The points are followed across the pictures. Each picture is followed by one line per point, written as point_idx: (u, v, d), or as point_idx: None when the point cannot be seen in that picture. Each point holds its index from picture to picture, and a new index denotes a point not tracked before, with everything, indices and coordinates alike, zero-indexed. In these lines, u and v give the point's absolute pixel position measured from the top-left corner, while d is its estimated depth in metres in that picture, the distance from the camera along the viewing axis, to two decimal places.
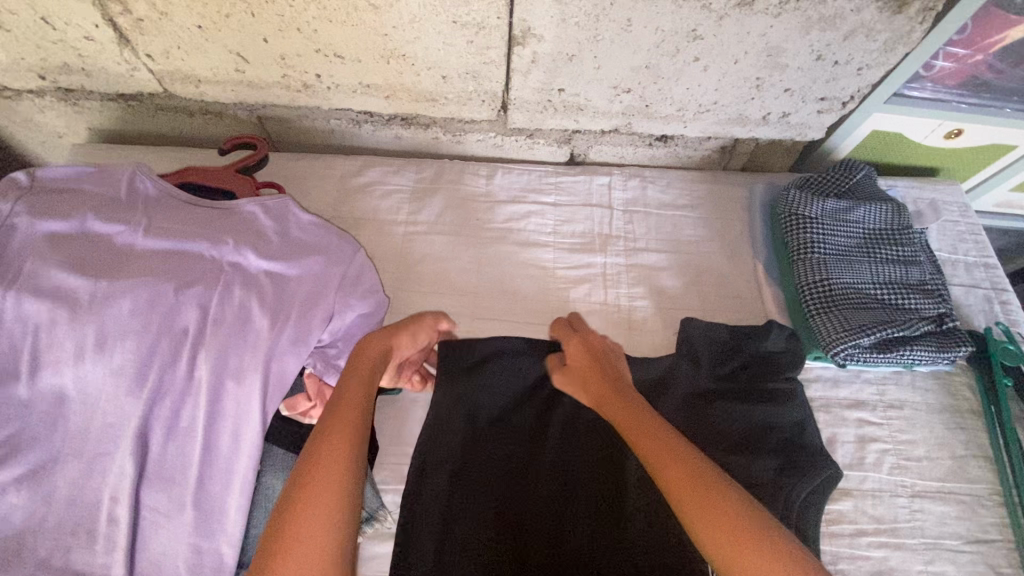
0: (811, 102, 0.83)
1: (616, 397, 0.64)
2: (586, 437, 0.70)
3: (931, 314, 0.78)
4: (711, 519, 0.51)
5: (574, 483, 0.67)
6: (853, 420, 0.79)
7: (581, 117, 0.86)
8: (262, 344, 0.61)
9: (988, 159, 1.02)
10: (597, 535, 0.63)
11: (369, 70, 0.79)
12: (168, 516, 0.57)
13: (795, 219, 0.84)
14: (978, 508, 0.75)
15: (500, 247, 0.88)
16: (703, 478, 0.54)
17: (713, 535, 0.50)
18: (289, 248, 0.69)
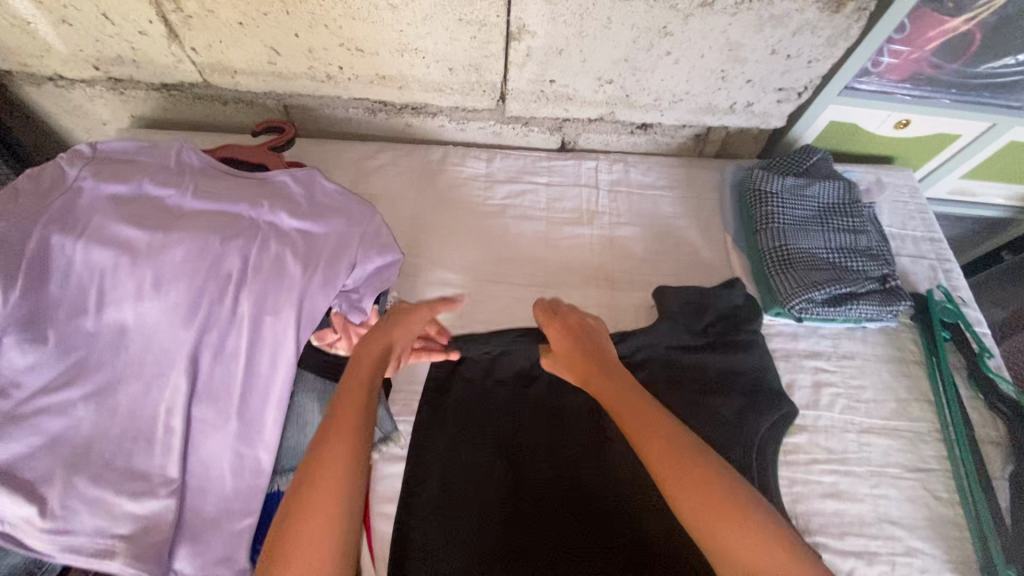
0: (771, 92, 0.95)
1: (609, 377, 0.71)
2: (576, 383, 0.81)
3: (876, 275, 0.90)
4: (698, 500, 0.58)
5: (560, 418, 0.79)
6: (809, 367, 0.90)
7: (570, 106, 0.98)
8: (296, 285, 0.72)
9: (936, 148, 1.14)
10: (577, 462, 0.76)
11: (385, 62, 0.90)
12: (215, 426, 0.67)
13: (759, 194, 0.95)
14: (919, 443, 0.85)
15: (499, 220, 0.99)
16: (687, 459, 0.61)
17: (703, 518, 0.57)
18: (317, 209, 0.80)
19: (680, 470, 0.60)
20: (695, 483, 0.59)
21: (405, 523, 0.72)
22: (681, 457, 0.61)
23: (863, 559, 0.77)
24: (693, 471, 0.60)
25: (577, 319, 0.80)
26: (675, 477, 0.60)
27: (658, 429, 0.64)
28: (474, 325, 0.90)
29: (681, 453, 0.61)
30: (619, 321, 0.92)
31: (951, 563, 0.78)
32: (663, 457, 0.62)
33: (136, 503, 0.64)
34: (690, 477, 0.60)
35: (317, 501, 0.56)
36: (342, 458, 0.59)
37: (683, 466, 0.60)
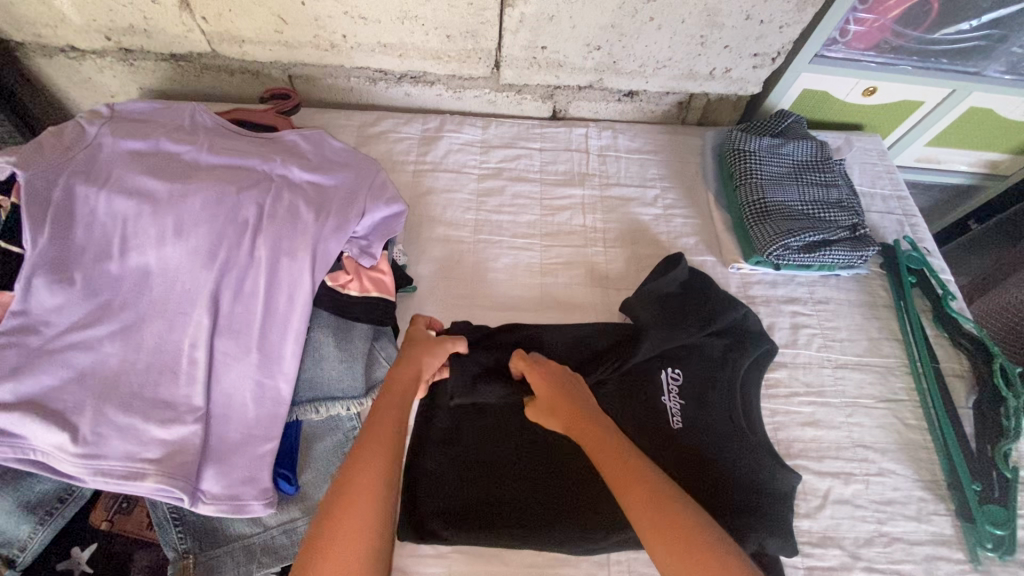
0: (747, 57, 1.02)
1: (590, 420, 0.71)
2: (579, 335, 0.89)
3: (847, 224, 0.97)
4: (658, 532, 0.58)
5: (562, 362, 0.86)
6: (788, 311, 0.97)
7: (561, 73, 1.05)
8: (310, 230, 0.76)
9: (903, 115, 1.22)
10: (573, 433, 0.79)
11: (387, 30, 0.96)
12: (237, 358, 0.72)
13: (739, 153, 1.02)
14: (889, 375, 0.92)
15: (496, 181, 1.05)
16: (665, 511, 0.60)
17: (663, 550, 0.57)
18: (327, 165, 0.85)
19: (658, 526, 0.59)
20: (671, 533, 0.58)
21: (416, 454, 0.78)
22: (657, 506, 0.60)
23: (840, 478, 0.83)
24: (674, 526, 0.58)
25: (557, 366, 0.80)
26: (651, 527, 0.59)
27: (638, 479, 0.63)
28: (475, 276, 0.95)
29: (658, 498, 0.61)
30: (610, 271, 0.98)
31: (920, 481, 0.84)
32: (639, 503, 0.61)
33: (164, 429, 0.67)
34: (666, 530, 0.58)
35: (351, 523, 0.57)
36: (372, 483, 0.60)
37: (663, 514, 0.59)
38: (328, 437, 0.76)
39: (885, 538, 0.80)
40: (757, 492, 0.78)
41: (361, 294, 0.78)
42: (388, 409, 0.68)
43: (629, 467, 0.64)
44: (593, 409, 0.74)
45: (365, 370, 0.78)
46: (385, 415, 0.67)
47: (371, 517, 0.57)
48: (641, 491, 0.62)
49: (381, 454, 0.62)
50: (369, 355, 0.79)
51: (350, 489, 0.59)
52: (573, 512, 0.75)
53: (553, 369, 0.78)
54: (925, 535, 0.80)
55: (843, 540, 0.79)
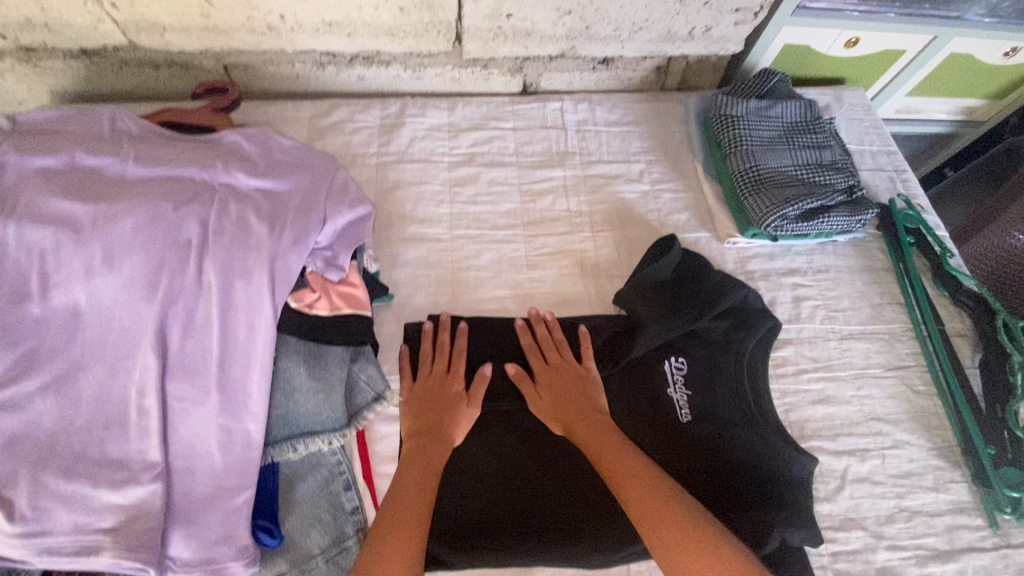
0: (728, 14, 0.94)
1: (583, 421, 0.72)
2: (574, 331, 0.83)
3: (843, 187, 0.92)
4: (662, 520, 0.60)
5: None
6: (788, 284, 0.92)
7: (530, 43, 0.95)
8: (265, 245, 0.67)
9: (886, 65, 1.17)
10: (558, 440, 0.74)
11: (330, 6, 0.85)
12: (195, 402, 0.62)
13: (726, 119, 0.95)
14: (895, 342, 0.89)
15: (469, 168, 0.96)
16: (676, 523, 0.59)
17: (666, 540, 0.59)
18: (278, 168, 0.75)
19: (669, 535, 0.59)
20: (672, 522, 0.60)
21: None
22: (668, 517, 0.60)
23: (857, 456, 0.80)
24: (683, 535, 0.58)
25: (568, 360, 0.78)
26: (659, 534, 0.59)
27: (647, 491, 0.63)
28: (458, 275, 0.86)
29: (671, 512, 0.60)
30: (602, 258, 0.91)
31: (935, 449, 0.82)
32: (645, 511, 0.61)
33: (117, 493, 0.58)
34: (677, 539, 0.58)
35: None
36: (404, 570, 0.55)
37: (675, 525, 0.59)
38: (311, 475, 0.67)
39: (906, 513, 0.77)
40: (780, 480, 0.73)
41: (331, 314, 0.68)
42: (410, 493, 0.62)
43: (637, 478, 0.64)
44: (593, 417, 0.72)
45: (345, 398, 0.68)
46: (398, 504, 0.61)
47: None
48: (649, 500, 0.62)
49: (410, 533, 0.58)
50: (348, 380, 0.69)
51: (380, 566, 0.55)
52: (585, 525, 0.70)
53: (576, 374, 0.77)
54: (944, 505, 0.78)
55: (865, 521, 0.76)
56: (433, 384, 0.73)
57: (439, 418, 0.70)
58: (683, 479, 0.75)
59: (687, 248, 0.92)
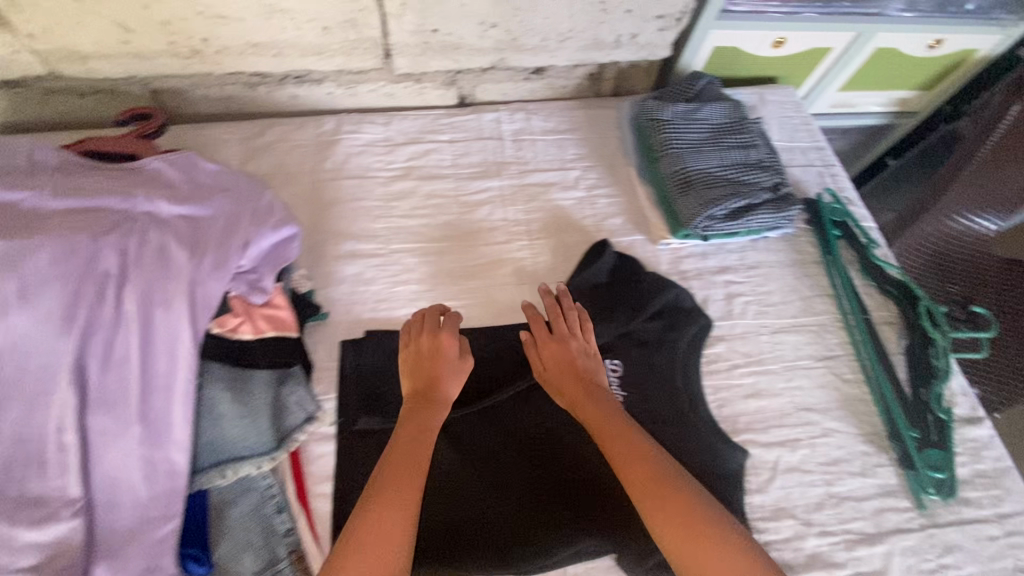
0: (651, 21, 0.96)
1: (589, 398, 0.71)
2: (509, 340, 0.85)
3: (768, 185, 0.94)
4: (664, 507, 0.59)
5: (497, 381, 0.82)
6: (721, 282, 0.94)
7: (459, 57, 0.96)
8: (185, 273, 0.67)
9: (814, 63, 1.21)
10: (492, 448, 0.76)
11: (252, 28, 0.85)
12: (117, 434, 0.62)
13: (654, 123, 0.98)
14: (825, 333, 0.92)
15: (405, 182, 0.96)
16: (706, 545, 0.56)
17: (667, 529, 0.57)
18: (200, 195, 0.75)
19: (697, 557, 0.56)
20: (674, 510, 0.58)
21: (345, 495, 0.71)
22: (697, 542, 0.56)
23: (787, 446, 0.83)
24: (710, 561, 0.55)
25: (573, 327, 0.79)
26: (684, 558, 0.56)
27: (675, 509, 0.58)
28: (394, 290, 0.86)
29: (687, 517, 0.58)
30: (539, 266, 0.93)
31: (862, 435, 0.85)
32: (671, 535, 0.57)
33: (36, 531, 0.57)
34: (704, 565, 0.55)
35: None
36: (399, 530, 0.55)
37: (677, 510, 0.58)
38: (242, 499, 0.68)
39: (835, 498, 0.80)
40: (704, 475, 0.77)
41: (255, 338, 0.69)
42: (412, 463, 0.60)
43: (662, 492, 0.60)
44: (600, 393, 0.72)
45: (274, 420, 0.69)
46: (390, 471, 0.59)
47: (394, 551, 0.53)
48: (652, 484, 0.60)
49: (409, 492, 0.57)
50: (277, 402, 0.70)
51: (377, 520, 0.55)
52: (520, 532, 0.71)
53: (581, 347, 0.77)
54: (872, 489, 0.81)
55: (796, 509, 0.79)
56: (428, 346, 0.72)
57: (434, 375, 0.69)
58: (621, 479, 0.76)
59: (621, 251, 0.94)
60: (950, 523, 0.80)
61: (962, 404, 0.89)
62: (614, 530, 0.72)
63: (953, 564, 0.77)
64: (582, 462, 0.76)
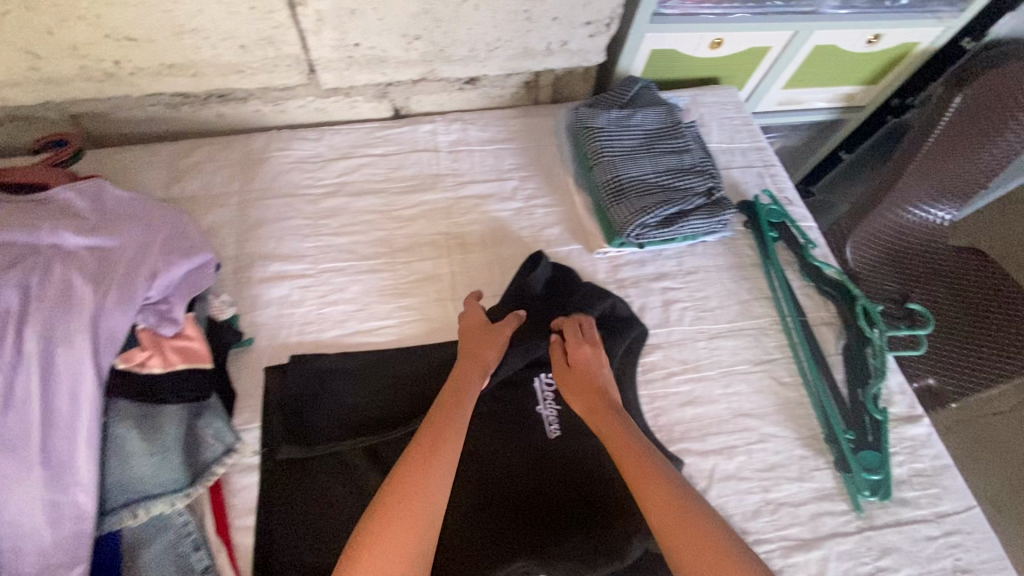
0: (580, 27, 0.95)
1: (607, 407, 0.74)
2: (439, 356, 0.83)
3: (702, 190, 0.94)
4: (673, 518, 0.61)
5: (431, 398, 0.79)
6: (658, 288, 0.94)
7: (387, 70, 0.94)
8: (89, 307, 0.64)
9: (754, 62, 1.21)
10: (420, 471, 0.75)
11: (165, 49, 0.83)
12: (16, 480, 0.58)
13: (588, 131, 0.97)
14: (762, 336, 0.92)
15: (336, 199, 0.95)
16: (701, 542, 0.59)
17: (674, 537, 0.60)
18: (108, 223, 0.72)
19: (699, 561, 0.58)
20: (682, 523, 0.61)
21: (266, 526, 0.70)
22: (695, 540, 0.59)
23: (724, 454, 0.82)
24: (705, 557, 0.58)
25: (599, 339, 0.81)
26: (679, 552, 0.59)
27: (674, 510, 0.62)
28: (322, 312, 0.85)
29: (694, 529, 0.60)
30: (474, 280, 0.91)
31: (800, 439, 0.85)
32: (674, 531, 0.60)
33: None
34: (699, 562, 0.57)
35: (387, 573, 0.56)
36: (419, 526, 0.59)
37: (684, 522, 0.61)
38: (157, 540, 0.66)
39: (771, 505, 0.80)
40: None
41: (165, 371, 0.68)
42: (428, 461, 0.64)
43: (666, 492, 0.63)
44: (615, 405, 0.74)
45: (189, 455, 0.68)
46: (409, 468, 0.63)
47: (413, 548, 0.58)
48: (662, 498, 0.63)
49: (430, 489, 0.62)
50: (192, 436, 0.68)
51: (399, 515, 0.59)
52: (446, 557, 0.69)
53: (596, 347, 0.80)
54: (808, 493, 0.81)
55: (732, 518, 0.78)
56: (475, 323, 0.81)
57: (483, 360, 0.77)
58: (552, 495, 0.75)
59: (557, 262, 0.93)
60: (887, 524, 0.80)
61: (899, 403, 0.89)
62: (542, 549, 0.70)
63: (891, 566, 0.77)
64: (512, 480, 0.75)
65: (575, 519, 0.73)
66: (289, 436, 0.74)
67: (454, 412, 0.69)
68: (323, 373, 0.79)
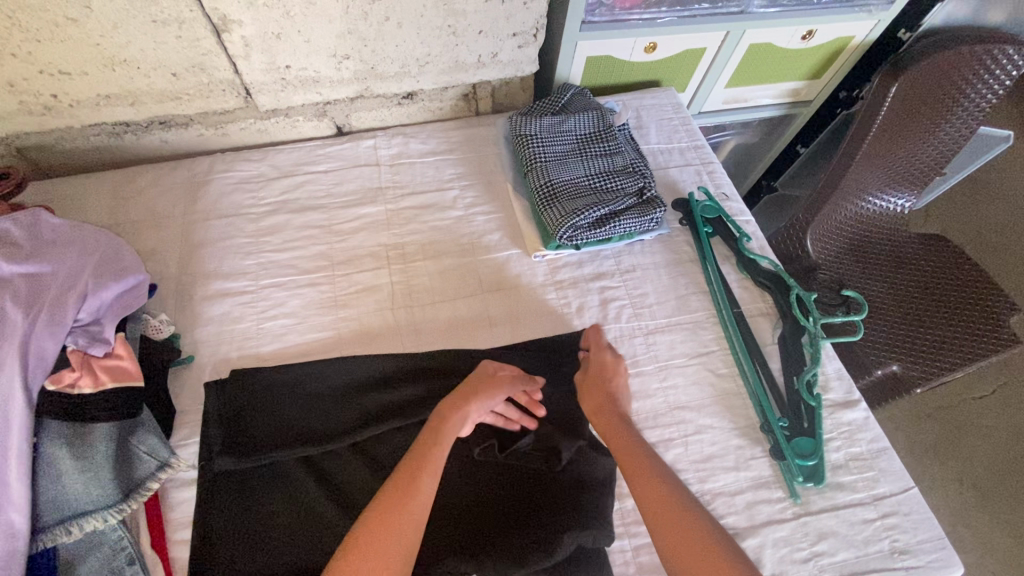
0: (508, 39, 0.99)
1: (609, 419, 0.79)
2: (375, 364, 0.84)
3: (635, 189, 0.97)
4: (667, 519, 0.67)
5: (367, 406, 0.79)
6: (595, 287, 0.96)
7: (321, 89, 0.98)
8: (16, 330, 0.66)
9: (692, 64, 1.23)
10: (356, 477, 0.76)
11: (100, 80, 0.86)
12: None
13: (522, 138, 1.00)
14: (699, 330, 0.93)
15: (279, 216, 0.97)
16: (691, 535, 0.65)
17: (670, 536, 0.66)
18: (41, 249, 0.74)
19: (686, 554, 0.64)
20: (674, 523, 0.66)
21: (200, 539, 0.70)
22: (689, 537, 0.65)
23: (659, 447, 0.83)
24: (701, 559, 0.63)
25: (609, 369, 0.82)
26: (671, 541, 0.65)
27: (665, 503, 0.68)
28: (262, 327, 0.87)
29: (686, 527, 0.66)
30: (414, 288, 0.93)
31: (737, 429, 0.86)
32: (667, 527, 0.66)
33: None
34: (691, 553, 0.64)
35: (369, 566, 0.60)
36: (403, 529, 0.64)
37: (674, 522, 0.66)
38: (92, 555, 0.67)
39: (707, 495, 0.80)
40: (576, 483, 0.77)
41: (95, 391, 0.69)
42: (408, 515, 0.65)
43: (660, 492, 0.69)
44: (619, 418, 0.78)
45: (122, 471, 0.69)
46: (395, 487, 0.66)
47: (395, 544, 0.62)
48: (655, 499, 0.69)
49: (414, 495, 0.66)
50: (125, 451, 0.70)
51: (385, 513, 0.64)
52: None
53: (611, 360, 0.83)
54: (745, 482, 0.82)
55: None
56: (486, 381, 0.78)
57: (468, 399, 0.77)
58: (490, 495, 0.76)
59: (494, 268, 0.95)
60: (823, 509, 0.80)
61: (836, 389, 0.90)
62: (475, 551, 0.71)
63: (827, 551, 0.77)
64: (450, 481, 0.77)
65: (510, 517, 0.74)
66: (222, 444, 0.74)
67: (443, 435, 0.72)
68: (261, 383, 0.80)
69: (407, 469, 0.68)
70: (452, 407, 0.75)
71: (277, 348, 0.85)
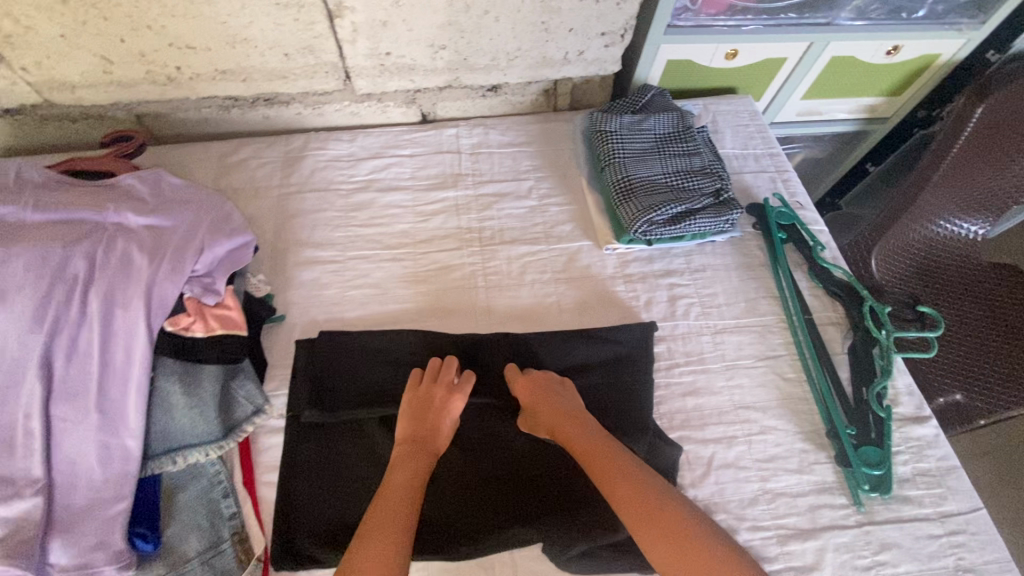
0: (596, 38, 1.02)
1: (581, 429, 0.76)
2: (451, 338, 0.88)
3: (711, 190, 0.98)
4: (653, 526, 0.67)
5: None
6: (665, 284, 0.97)
7: (415, 77, 1.04)
8: (144, 276, 0.73)
9: (771, 73, 1.24)
10: None
11: (220, 56, 0.94)
12: (76, 422, 0.67)
13: (601, 134, 1.03)
14: (767, 334, 0.94)
15: (366, 194, 1.03)
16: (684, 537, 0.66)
17: (663, 541, 0.66)
18: (165, 205, 0.81)
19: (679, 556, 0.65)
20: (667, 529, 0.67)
21: (287, 484, 0.75)
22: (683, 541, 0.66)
23: (723, 443, 0.84)
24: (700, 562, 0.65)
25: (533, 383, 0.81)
26: (664, 546, 0.66)
27: (651, 507, 0.68)
28: (347, 294, 0.92)
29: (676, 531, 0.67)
30: (489, 270, 0.97)
31: (802, 433, 0.86)
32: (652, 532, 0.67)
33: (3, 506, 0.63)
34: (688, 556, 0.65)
35: None
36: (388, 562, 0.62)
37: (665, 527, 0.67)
38: (191, 485, 0.73)
39: (769, 495, 0.81)
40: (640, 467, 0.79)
41: (206, 337, 0.76)
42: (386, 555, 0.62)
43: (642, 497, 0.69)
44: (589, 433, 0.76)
45: (223, 412, 0.75)
46: (374, 523, 0.65)
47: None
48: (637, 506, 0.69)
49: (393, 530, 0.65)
50: (226, 395, 0.76)
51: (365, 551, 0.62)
52: (451, 523, 0.74)
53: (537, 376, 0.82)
54: (808, 486, 0.82)
55: (728, 504, 0.80)
56: (423, 411, 0.76)
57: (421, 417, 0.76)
58: (556, 471, 0.78)
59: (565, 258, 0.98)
60: (888, 520, 0.80)
61: (906, 404, 0.89)
62: (540, 521, 0.74)
63: (890, 561, 0.77)
64: (518, 455, 0.79)
65: (574, 493, 0.76)
66: (310, 397, 0.80)
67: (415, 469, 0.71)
68: (344, 346, 0.85)
69: (382, 508, 0.67)
70: (411, 440, 0.74)
71: (360, 316, 0.90)
